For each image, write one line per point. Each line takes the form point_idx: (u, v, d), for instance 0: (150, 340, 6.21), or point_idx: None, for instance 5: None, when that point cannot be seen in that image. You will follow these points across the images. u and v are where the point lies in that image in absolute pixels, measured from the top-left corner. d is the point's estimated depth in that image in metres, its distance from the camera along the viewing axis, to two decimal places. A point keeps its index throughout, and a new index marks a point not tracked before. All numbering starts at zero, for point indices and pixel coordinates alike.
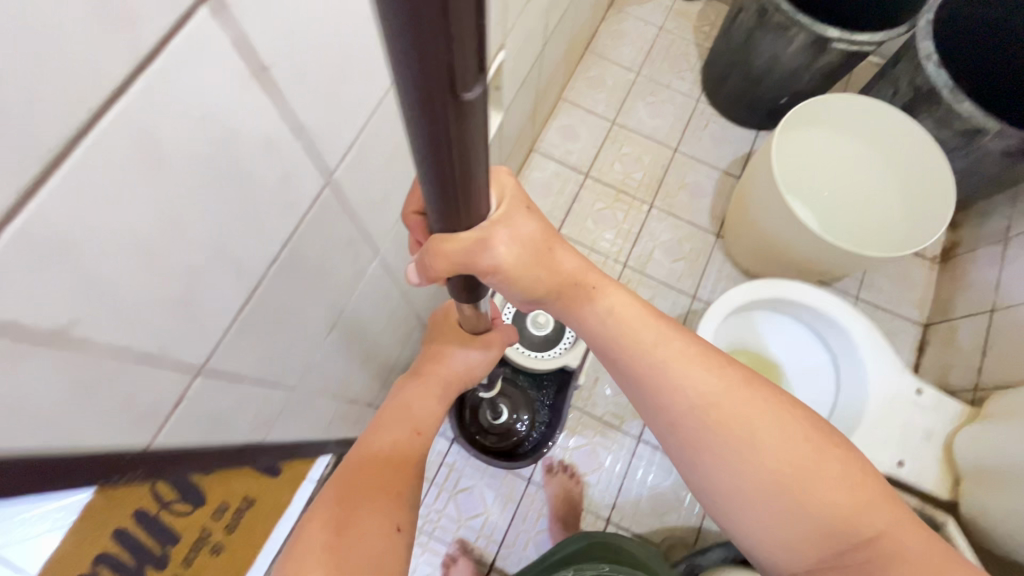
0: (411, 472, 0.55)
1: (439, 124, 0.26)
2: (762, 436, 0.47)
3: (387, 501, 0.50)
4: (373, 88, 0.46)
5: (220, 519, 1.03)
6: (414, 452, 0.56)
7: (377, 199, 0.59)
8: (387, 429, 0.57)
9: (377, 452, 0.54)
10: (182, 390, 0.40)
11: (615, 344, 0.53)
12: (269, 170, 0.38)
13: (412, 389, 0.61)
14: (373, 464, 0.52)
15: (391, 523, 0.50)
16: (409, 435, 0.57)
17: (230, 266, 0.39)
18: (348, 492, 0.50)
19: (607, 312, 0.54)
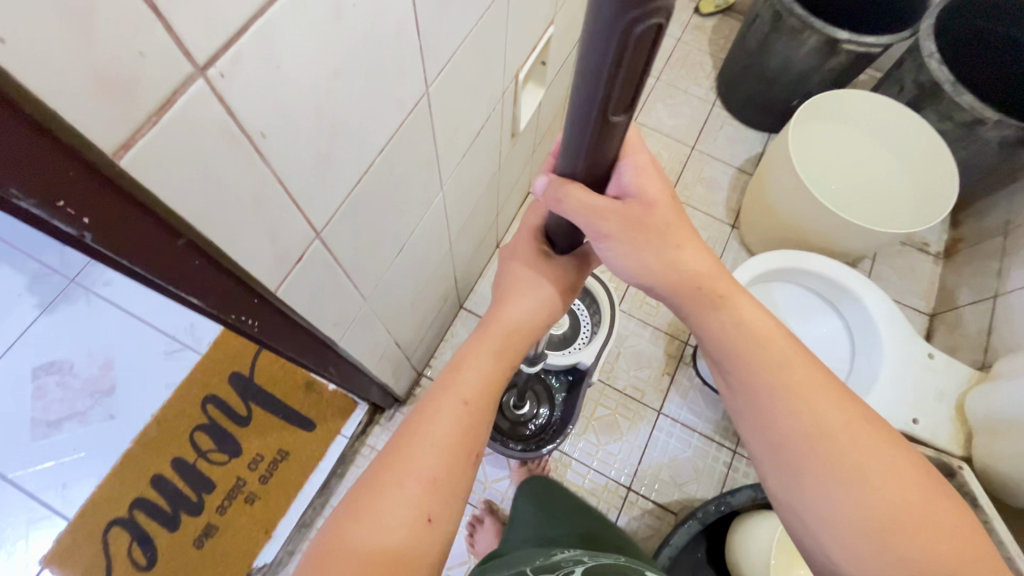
0: (464, 457, 0.50)
1: (594, 132, 0.36)
2: (871, 470, 0.44)
3: (417, 486, 0.47)
4: (467, 15, 0.54)
5: (254, 469, 1.06)
6: (468, 428, 0.51)
7: (449, 132, 0.66)
8: (439, 397, 0.52)
9: (421, 434, 0.49)
10: (303, 250, 0.46)
11: (733, 346, 0.49)
12: (396, 55, 0.44)
13: (470, 355, 0.54)
14: (424, 436, 0.49)
15: (427, 504, 0.47)
16: (460, 403, 0.51)
17: (358, 141, 0.45)
18: (392, 463, 0.48)
19: (732, 315, 0.49)
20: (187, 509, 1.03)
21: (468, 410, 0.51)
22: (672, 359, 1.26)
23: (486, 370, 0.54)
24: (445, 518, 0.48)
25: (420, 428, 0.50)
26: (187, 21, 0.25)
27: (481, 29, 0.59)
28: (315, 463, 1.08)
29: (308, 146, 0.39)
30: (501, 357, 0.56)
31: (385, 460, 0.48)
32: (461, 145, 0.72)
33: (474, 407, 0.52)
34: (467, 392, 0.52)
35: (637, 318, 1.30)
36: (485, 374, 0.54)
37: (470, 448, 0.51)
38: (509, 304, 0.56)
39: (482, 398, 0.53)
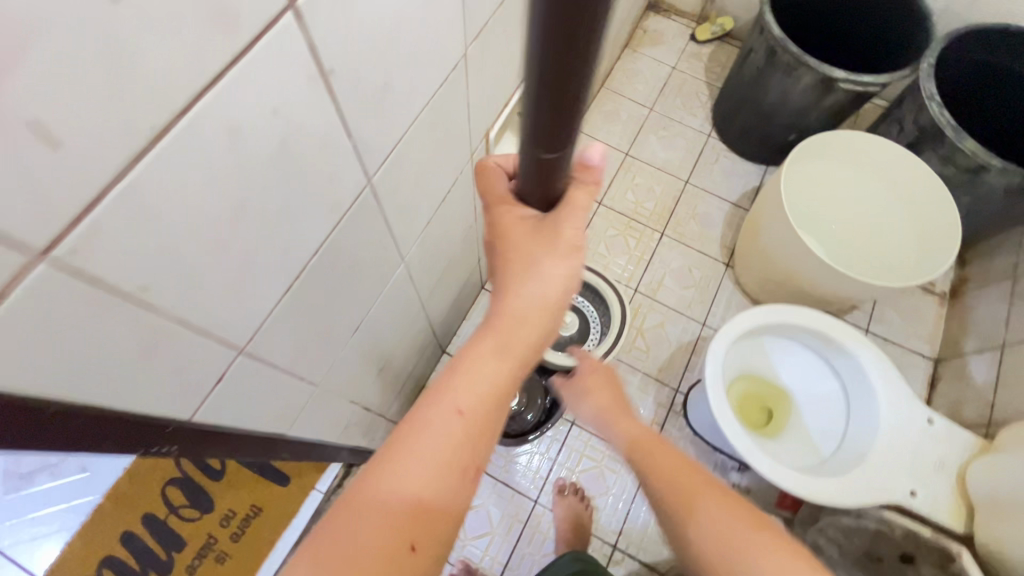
0: (458, 476, 0.43)
1: (565, 51, 0.27)
2: None
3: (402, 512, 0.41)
4: (410, 101, 0.50)
5: (225, 526, 1.04)
6: (464, 442, 0.44)
7: (406, 209, 0.62)
8: (431, 405, 0.44)
9: (413, 450, 0.42)
10: (225, 367, 0.43)
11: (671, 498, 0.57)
12: (321, 160, 0.41)
13: (478, 354, 0.46)
14: (412, 452, 0.42)
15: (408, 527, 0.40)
16: (456, 414, 0.44)
17: (282, 252, 0.42)
18: (374, 479, 0.41)
19: (648, 458, 0.62)
20: (156, 568, 1.00)
21: (463, 422, 0.44)
22: (662, 408, 1.22)
23: (491, 377, 0.46)
24: (431, 544, 0.41)
25: (408, 440, 0.43)
26: (4, 213, 0.22)
27: (434, 106, 0.56)
28: (287, 520, 1.06)
29: (213, 277, 0.36)
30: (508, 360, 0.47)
31: (373, 473, 0.42)
32: (423, 214, 0.69)
33: (471, 418, 0.45)
34: (467, 403, 0.45)
35: (626, 363, 1.25)
36: (491, 383, 0.46)
37: (464, 470, 0.44)
38: (517, 282, 0.46)
39: (482, 411, 0.45)
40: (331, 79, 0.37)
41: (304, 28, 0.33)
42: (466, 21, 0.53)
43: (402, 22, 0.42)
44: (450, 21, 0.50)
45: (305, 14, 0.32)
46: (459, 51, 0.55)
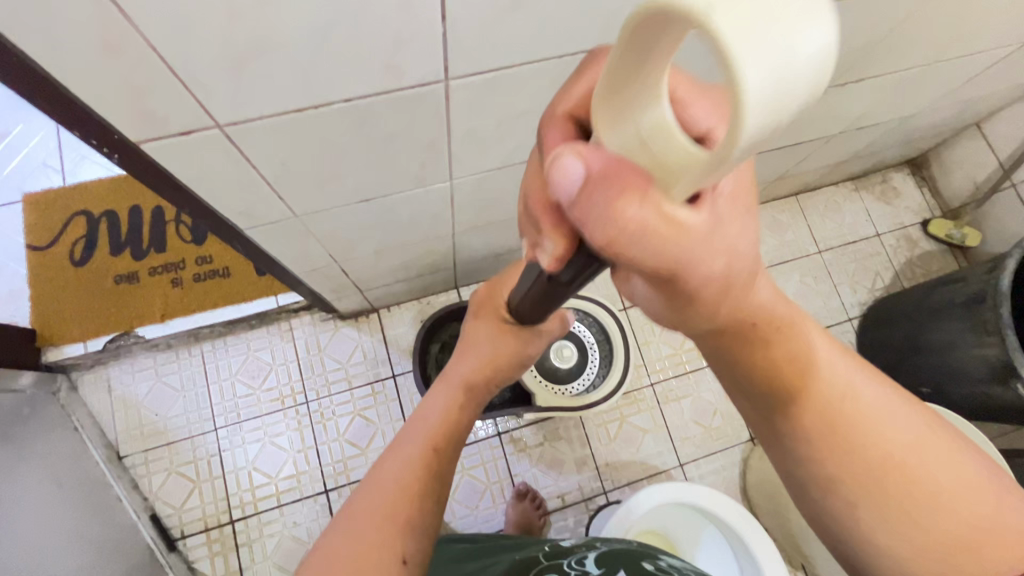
0: (431, 495, 0.55)
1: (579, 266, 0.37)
2: (876, 420, 0.42)
3: (382, 510, 0.52)
4: (538, 42, 0.45)
5: (198, 265, 1.12)
6: (433, 472, 0.57)
7: (479, 138, 0.57)
8: (406, 448, 0.58)
9: (391, 473, 0.55)
10: (196, 128, 0.42)
11: (798, 389, 0.43)
12: (395, 18, 0.37)
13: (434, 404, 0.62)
14: (383, 474, 0.56)
15: (399, 515, 0.52)
16: (429, 444, 0.58)
17: (306, 73, 0.40)
18: (362, 499, 0.53)
19: (791, 355, 0.43)
20: (134, 249, 1.11)
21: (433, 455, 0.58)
22: (579, 493, 1.13)
23: (453, 421, 0.62)
24: (416, 538, 0.52)
25: (388, 466, 0.57)
26: None
27: (567, 67, 0.50)
28: (238, 299, 1.11)
29: (211, 36, 0.34)
30: (468, 409, 0.64)
31: (358, 502, 0.54)
32: (500, 158, 0.64)
33: (441, 452, 0.59)
34: (432, 443, 0.59)
35: (585, 432, 1.17)
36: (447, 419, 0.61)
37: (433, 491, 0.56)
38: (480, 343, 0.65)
39: (447, 447, 0.60)
40: None
41: None
42: None
43: None
44: None
45: None
46: None
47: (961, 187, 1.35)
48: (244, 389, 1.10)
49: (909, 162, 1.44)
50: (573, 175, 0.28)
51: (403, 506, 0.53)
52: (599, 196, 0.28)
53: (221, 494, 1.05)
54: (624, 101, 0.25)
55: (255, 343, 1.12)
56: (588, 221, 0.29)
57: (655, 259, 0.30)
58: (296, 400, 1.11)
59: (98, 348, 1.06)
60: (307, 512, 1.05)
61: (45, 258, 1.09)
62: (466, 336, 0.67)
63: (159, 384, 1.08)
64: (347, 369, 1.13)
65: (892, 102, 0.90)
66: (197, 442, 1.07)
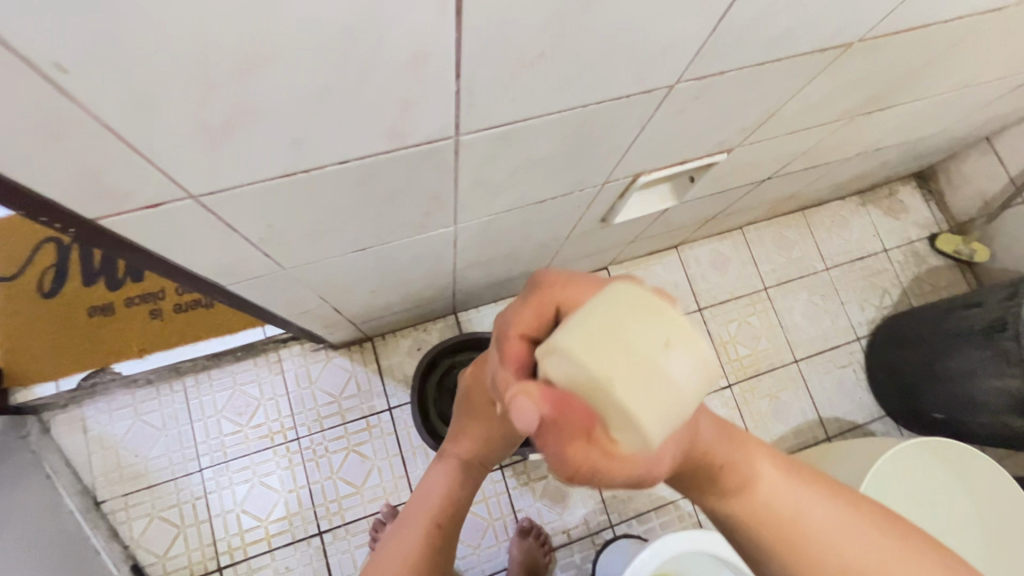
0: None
1: None
2: (834, 541, 0.38)
3: None
4: (562, 93, 0.39)
5: (178, 294, 1.05)
6: (438, 554, 0.52)
7: (489, 186, 0.52)
8: (404, 531, 0.53)
9: (394, 553, 0.51)
10: (165, 200, 0.36)
11: (746, 518, 0.40)
12: (403, 79, 0.32)
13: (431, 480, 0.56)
14: (381, 556, 0.52)
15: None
16: (431, 525, 0.53)
17: (296, 138, 0.34)
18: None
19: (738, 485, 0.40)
20: (108, 278, 1.04)
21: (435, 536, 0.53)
22: (585, 527, 1.09)
23: (453, 501, 0.56)
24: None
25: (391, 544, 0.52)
26: None
27: (590, 114, 0.45)
28: (222, 331, 1.04)
29: (180, 108, 0.28)
30: (467, 488, 0.57)
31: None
32: (509, 202, 0.58)
33: (443, 530, 0.54)
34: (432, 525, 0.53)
35: None
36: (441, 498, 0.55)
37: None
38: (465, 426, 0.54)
39: (451, 525, 0.55)
40: None
41: None
42: (691, 56, 0.41)
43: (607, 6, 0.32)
44: (672, 42, 0.38)
45: None
46: (665, 82, 0.44)
47: (969, 202, 1.32)
48: (230, 426, 1.04)
49: (916, 175, 1.41)
50: (527, 420, 0.29)
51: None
52: (552, 444, 0.30)
53: (207, 538, 0.99)
54: (551, 363, 0.30)
55: (241, 376, 1.06)
56: (551, 462, 0.31)
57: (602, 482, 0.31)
58: (286, 437, 1.05)
59: (70, 387, 0.99)
60: (301, 556, 1.00)
61: (10, 290, 1.02)
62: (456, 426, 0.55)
63: (139, 423, 1.02)
64: (340, 403, 1.07)
65: (915, 125, 0.86)
66: (180, 485, 1.00)
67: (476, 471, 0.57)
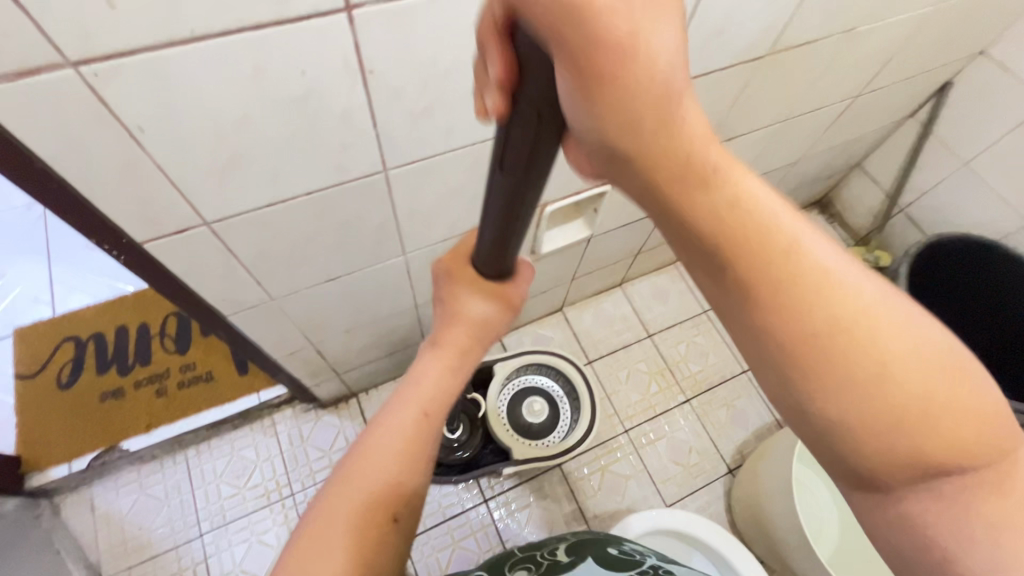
0: (422, 455, 0.51)
1: (513, 195, 0.40)
2: (827, 271, 0.35)
3: (369, 480, 0.48)
4: (453, 134, 0.59)
5: (181, 372, 1.19)
6: (421, 439, 0.51)
7: (422, 214, 0.70)
8: (396, 408, 0.52)
9: (385, 433, 0.50)
10: (187, 227, 0.53)
11: (748, 237, 0.34)
12: (338, 129, 0.51)
13: (422, 371, 0.55)
14: (361, 451, 0.50)
15: (394, 478, 0.49)
16: (420, 413, 0.52)
17: (274, 176, 0.52)
18: (346, 479, 0.48)
19: (729, 203, 0.34)
20: (119, 365, 1.18)
21: (422, 422, 0.52)
22: None
23: (443, 387, 0.55)
24: (412, 500, 0.50)
25: (379, 428, 0.51)
26: (68, 39, 0.34)
27: (480, 151, 0.64)
28: (221, 401, 1.16)
29: (200, 155, 0.47)
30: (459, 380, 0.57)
31: (340, 482, 0.48)
32: (443, 230, 0.76)
33: (430, 419, 0.53)
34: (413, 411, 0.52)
35: (569, 486, 1.19)
36: (434, 387, 0.54)
37: (429, 452, 0.52)
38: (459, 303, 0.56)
39: (439, 411, 0.54)
40: (369, 76, 0.47)
41: (354, 29, 0.42)
42: None
43: (461, 74, 0.52)
44: None
45: (358, 22, 0.42)
46: None
47: (864, 217, 1.54)
48: (229, 489, 1.11)
49: (817, 203, 1.64)
50: None
51: (394, 472, 0.49)
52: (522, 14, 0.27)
53: None
54: None
55: (239, 442, 1.16)
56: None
57: (591, 35, 0.27)
58: (281, 494, 1.12)
59: (82, 467, 1.08)
60: None
61: (31, 385, 1.15)
62: (445, 309, 0.57)
63: (142, 497, 1.09)
64: (330, 457, 1.16)
65: (771, 152, 1.08)
66: (182, 552, 1.06)
67: (471, 353, 0.57)
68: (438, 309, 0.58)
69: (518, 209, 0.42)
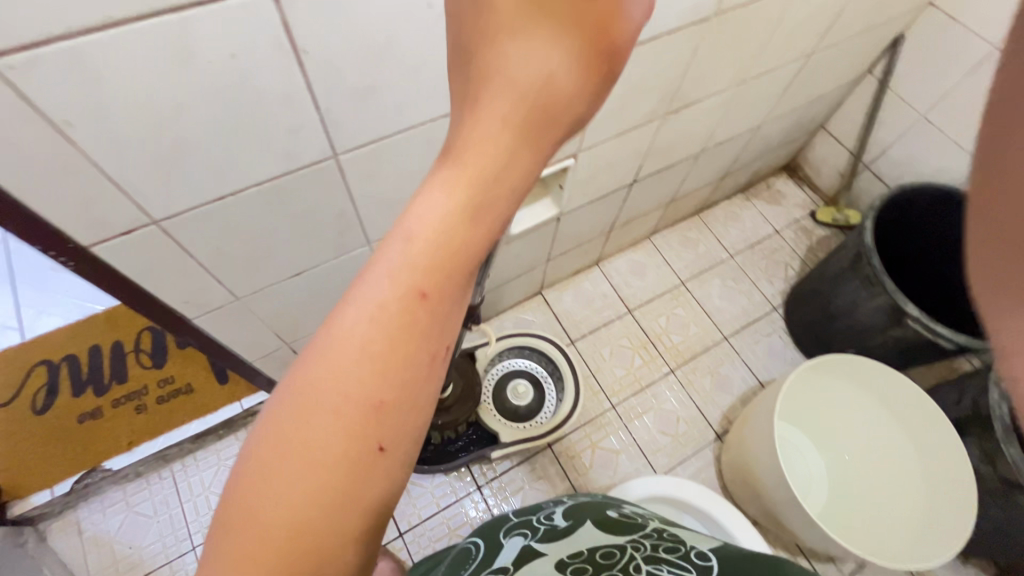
0: (424, 348, 0.31)
1: None
2: None
3: (338, 384, 0.29)
4: (401, 115, 0.58)
5: (160, 387, 1.17)
6: (416, 326, 0.30)
7: (381, 201, 0.70)
8: (379, 269, 0.31)
9: (365, 310, 0.30)
10: (135, 227, 0.53)
11: None
12: (279, 115, 0.50)
13: (427, 198, 0.31)
14: (326, 339, 0.30)
15: (379, 381, 0.29)
16: (413, 283, 0.30)
17: (219, 169, 0.52)
18: (306, 383, 0.29)
19: None
20: (96, 386, 1.16)
21: (418, 298, 0.30)
22: None
23: (457, 231, 0.31)
24: (407, 421, 0.30)
25: (354, 304, 0.30)
26: None
27: (431, 131, 0.63)
28: (203, 412, 1.15)
29: (137, 150, 0.46)
30: (481, 222, 0.32)
31: (298, 386, 0.29)
32: None
33: (432, 293, 0.31)
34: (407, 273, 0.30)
35: (561, 466, 1.20)
36: (442, 233, 0.31)
37: (443, 338, 0.31)
38: (502, 60, 0.30)
39: (449, 278, 0.31)
40: (303, 57, 0.46)
41: (280, 7, 0.42)
42: None
43: (400, 50, 0.51)
44: None
45: None
46: None
47: (831, 178, 1.56)
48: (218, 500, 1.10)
49: (785, 168, 1.66)
50: None
51: (376, 375, 0.29)
52: None
53: None
54: None
55: (225, 452, 1.14)
56: None
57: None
58: None
59: (65, 490, 1.06)
60: None
61: (5, 413, 1.12)
62: (472, 89, 0.31)
63: (131, 515, 1.08)
64: None
65: (731, 117, 1.09)
66: (175, 567, 1.04)
67: (513, 142, 0.31)
68: (455, 92, 0.32)
69: None
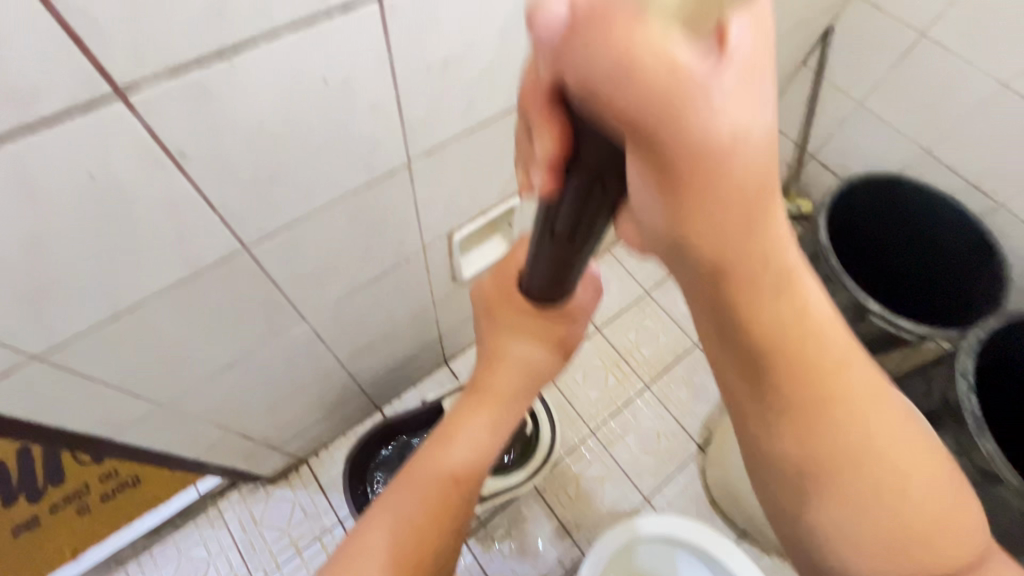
0: (452, 519, 0.49)
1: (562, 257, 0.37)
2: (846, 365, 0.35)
3: (394, 539, 0.47)
4: (315, 193, 0.53)
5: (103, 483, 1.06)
6: (449, 505, 0.48)
7: (310, 279, 0.63)
8: (430, 465, 0.49)
9: (419, 492, 0.48)
10: (12, 367, 0.45)
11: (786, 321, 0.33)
12: (164, 222, 0.44)
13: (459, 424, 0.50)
14: (391, 506, 0.48)
15: (418, 539, 0.47)
16: (450, 477, 0.49)
17: (106, 290, 0.45)
18: (374, 534, 0.47)
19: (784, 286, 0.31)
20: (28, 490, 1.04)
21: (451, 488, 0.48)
22: (560, 567, 1.11)
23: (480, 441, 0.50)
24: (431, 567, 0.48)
25: (413, 486, 0.48)
26: None
27: (352, 202, 0.58)
28: (155, 503, 1.06)
29: None
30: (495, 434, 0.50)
31: (367, 535, 0.47)
32: (341, 287, 0.69)
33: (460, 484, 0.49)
34: (456, 465, 0.49)
35: (546, 504, 1.16)
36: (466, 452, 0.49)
37: (462, 513, 0.49)
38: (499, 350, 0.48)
39: (474, 473, 0.50)
40: (181, 161, 0.40)
41: (139, 116, 0.36)
42: (406, 138, 0.55)
43: (297, 131, 0.45)
44: (376, 137, 0.52)
45: (139, 107, 0.35)
46: (400, 162, 0.58)
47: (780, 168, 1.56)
48: None
49: None
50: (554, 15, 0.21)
51: (421, 536, 0.47)
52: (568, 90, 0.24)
53: None
54: None
55: (185, 543, 1.06)
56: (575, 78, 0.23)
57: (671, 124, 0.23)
58: None
59: None
60: None
61: None
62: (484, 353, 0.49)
63: None
64: (290, 534, 1.08)
65: None
66: None
67: (509, 401, 0.49)
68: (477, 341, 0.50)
69: (566, 272, 0.39)
